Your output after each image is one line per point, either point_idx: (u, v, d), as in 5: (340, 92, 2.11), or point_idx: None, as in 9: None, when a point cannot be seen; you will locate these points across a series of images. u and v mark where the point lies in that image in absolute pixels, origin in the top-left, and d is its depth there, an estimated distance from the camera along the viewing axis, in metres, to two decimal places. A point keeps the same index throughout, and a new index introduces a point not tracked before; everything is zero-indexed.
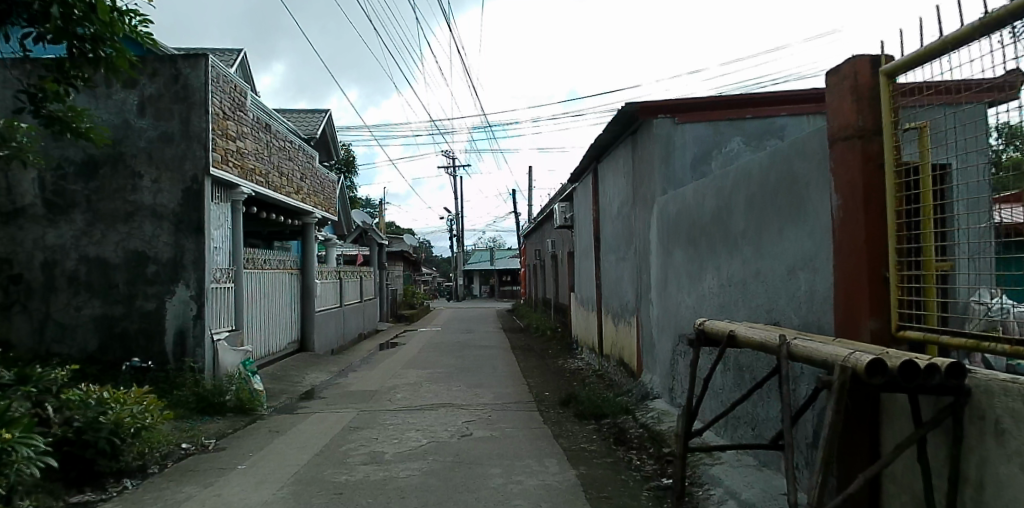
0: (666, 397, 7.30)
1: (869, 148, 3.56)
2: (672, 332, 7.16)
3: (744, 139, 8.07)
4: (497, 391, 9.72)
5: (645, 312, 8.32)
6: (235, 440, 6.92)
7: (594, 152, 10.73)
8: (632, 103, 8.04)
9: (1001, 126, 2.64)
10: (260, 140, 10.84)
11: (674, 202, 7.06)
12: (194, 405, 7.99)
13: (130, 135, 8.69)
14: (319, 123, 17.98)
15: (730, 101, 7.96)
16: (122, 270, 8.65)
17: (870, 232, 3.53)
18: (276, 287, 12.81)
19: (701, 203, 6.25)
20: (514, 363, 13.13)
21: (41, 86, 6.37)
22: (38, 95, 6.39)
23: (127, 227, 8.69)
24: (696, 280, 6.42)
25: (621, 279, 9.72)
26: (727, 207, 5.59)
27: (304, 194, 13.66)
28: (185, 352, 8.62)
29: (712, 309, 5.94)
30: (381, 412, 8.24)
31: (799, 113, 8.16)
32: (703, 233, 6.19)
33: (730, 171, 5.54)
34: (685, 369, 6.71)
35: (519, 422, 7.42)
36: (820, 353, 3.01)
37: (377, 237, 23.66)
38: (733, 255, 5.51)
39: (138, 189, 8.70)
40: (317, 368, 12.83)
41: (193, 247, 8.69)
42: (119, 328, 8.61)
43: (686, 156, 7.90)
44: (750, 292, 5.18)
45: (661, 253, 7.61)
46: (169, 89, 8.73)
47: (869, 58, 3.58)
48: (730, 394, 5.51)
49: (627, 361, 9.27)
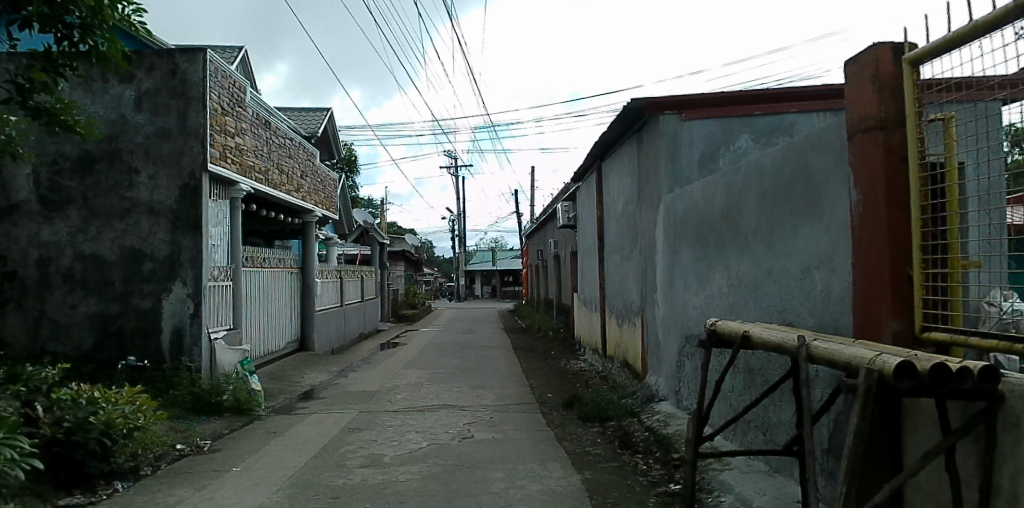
0: (672, 399, 7.14)
1: (892, 140, 3.39)
2: (678, 333, 7.00)
3: (753, 136, 7.90)
4: (499, 393, 9.55)
5: (650, 313, 8.15)
6: (231, 442, 6.76)
7: (598, 150, 10.57)
8: (638, 99, 7.88)
9: (1009, 127, 2.63)
10: (260, 136, 10.69)
11: (681, 200, 6.90)
12: (191, 405, 7.83)
13: (127, 131, 8.55)
14: (320, 121, 17.85)
15: (737, 98, 7.82)
16: (118, 268, 8.51)
17: (892, 228, 3.36)
18: (276, 286, 12.66)
19: (709, 200, 6.08)
20: (516, 364, 12.97)
21: (29, 76, 6.25)
22: (25, 85, 6.24)
23: (123, 224, 8.54)
24: (704, 280, 6.25)
25: (625, 279, 9.55)
26: (738, 204, 5.42)
27: (305, 192, 13.52)
28: (182, 351, 8.47)
29: (721, 310, 5.77)
30: (381, 413, 8.08)
31: (809, 110, 8.07)
32: (712, 232, 6.03)
33: (740, 168, 5.38)
34: (692, 371, 6.54)
35: (522, 425, 7.25)
36: (842, 355, 2.85)
37: (378, 236, 23.50)
38: (743, 254, 5.34)
39: (135, 185, 8.55)
40: (316, 368, 12.68)
41: (190, 244, 8.54)
42: (115, 326, 8.46)
43: (693, 153, 7.73)
44: (761, 292, 5.01)
45: (667, 252, 7.45)
46: (166, 83, 8.58)
47: (891, 46, 3.41)
48: (740, 397, 5.34)
49: (632, 362, 9.10)
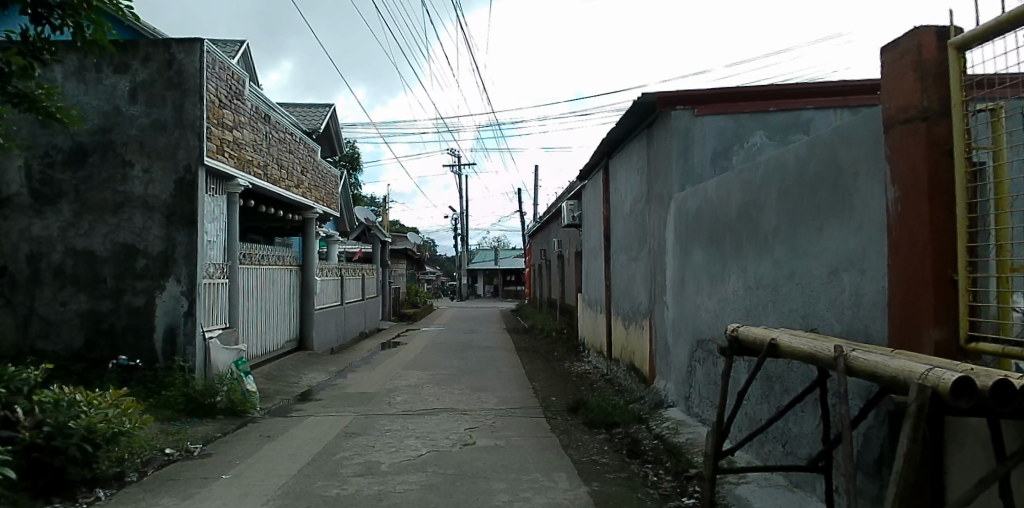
0: (682, 405, 6.86)
1: (936, 131, 3.11)
2: (689, 337, 6.73)
3: (768, 133, 7.63)
4: (502, 396, 9.28)
5: (659, 315, 7.87)
6: (223, 446, 6.50)
7: (606, 147, 10.29)
8: (649, 94, 7.60)
9: None
10: (259, 130, 10.43)
11: (693, 199, 6.62)
12: (183, 407, 7.58)
13: (121, 123, 8.30)
14: (322, 117, 17.59)
15: (753, 93, 7.56)
16: (111, 264, 8.25)
17: (934, 228, 3.08)
18: (275, 284, 12.40)
19: (725, 198, 5.80)
20: (519, 366, 12.69)
21: (6, 59, 5.92)
22: (4, 70, 5.95)
23: (116, 219, 8.28)
24: (718, 281, 5.97)
25: (633, 280, 9.26)
26: (757, 202, 5.14)
27: (305, 188, 13.25)
28: (175, 351, 8.22)
29: (737, 313, 5.49)
30: (379, 417, 7.81)
31: (826, 107, 7.81)
32: (727, 231, 5.75)
33: (759, 164, 5.10)
34: (704, 378, 6.26)
35: (525, 431, 6.97)
36: (885, 369, 2.57)
37: (381, 234, 23.23)
38: (762, 255, 5.05)
39: (128, 179, 8.29)
40: (315, 368, 12.41)
41: (184, 240, 8.27)
42: (107, 324, 8.21)
43: (705, 149, 7.44)
44: (782, 295, 4.74)
45: (678, 252, 7.17)
46: (162, 74, 8.31)
47: (935, 30, 3.14)
48: (757, 406, 5.06)
49: (639, 366, 8.82)
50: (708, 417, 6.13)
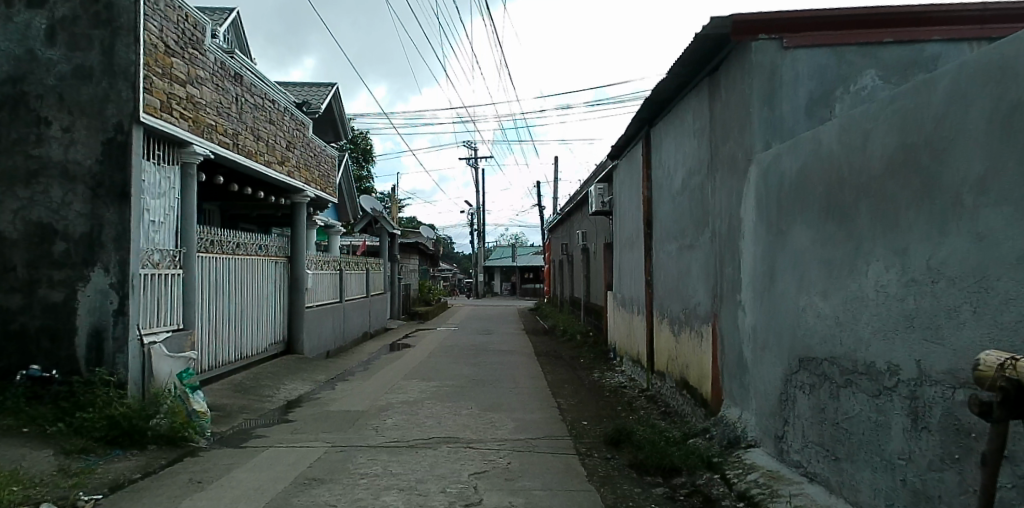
0: (770, 446, 4.94)
1: None
2: (783, 352, 4.78)
3: (881, 72, 5.66)
4: (519, 419, 7.38)
5: (730, 318, 5.90)
6: (127, 498, 4.68)
7: (651, 108, 8.34)
8: (720, 19, 5.60)
9: None
10: (224, 89, 8.61)
11: (794, 156, 4.66)
12: (100, 435, 5.81)
13: (36, 70, 6.52)
14: (323, 96, 15.71)
15: (863, 17, 5.54)
16: (22, 249, 6.48)
17: None
18: (254, 277, 10.58)
19: (864, 143, 3.80)
20: (538, 377, 10.78)
21: None
22: None
23: (28, 191, 6.50)
24: (843, 274, 4.01)
25: (687, 273, 7.28)
26: (937, 141, 3.16)
27: (292, 167, 11.46)
28: (102, 360, 6.42)
29: (888, 325, 3.53)
30: (359, 451, 5.96)
31: (958, 38, 5.81)
32: (867, 194, 3.76)
33: (945, 76, 3.12)
34: (814, 413, 4.32)
35: (551, 479, 5.07)
36: None
37: (389, 226, 21.31)
38: (944, 228, 3.08)
39: (44, 141, 6.51)
40: (302, 377, 10.58)
41: (114, 218, 6.48)
42: (16, 325, 6.43)
43: (798, 94, 5.47)
44: (999, 294, 2.74)
45: (764, 232, 5.18)
46: (87, 8, 6.52)
47: None
48: (933, 477, 3.10)
49: (695, 385, 6.85)
50: (824, 473, 4.16)
